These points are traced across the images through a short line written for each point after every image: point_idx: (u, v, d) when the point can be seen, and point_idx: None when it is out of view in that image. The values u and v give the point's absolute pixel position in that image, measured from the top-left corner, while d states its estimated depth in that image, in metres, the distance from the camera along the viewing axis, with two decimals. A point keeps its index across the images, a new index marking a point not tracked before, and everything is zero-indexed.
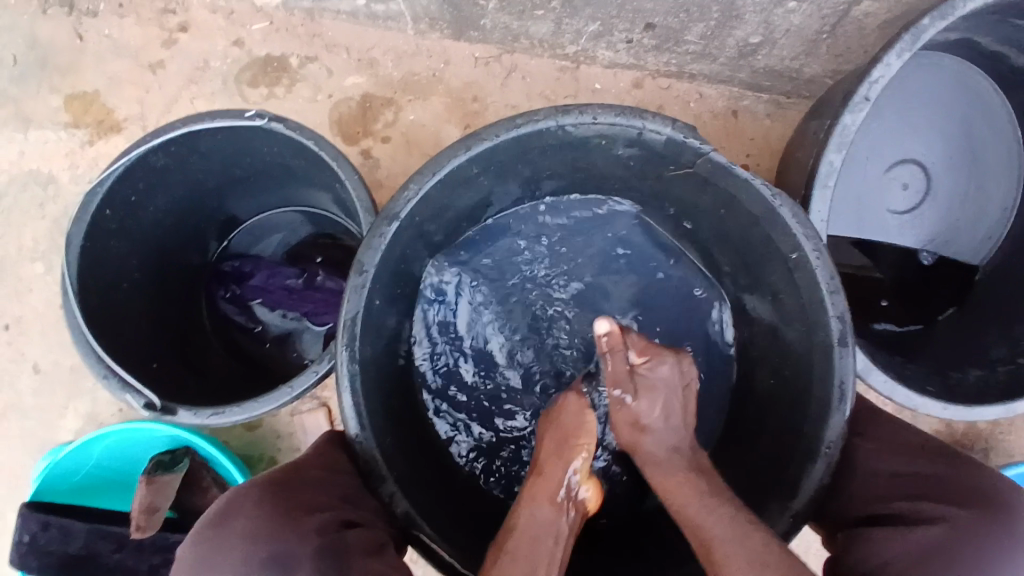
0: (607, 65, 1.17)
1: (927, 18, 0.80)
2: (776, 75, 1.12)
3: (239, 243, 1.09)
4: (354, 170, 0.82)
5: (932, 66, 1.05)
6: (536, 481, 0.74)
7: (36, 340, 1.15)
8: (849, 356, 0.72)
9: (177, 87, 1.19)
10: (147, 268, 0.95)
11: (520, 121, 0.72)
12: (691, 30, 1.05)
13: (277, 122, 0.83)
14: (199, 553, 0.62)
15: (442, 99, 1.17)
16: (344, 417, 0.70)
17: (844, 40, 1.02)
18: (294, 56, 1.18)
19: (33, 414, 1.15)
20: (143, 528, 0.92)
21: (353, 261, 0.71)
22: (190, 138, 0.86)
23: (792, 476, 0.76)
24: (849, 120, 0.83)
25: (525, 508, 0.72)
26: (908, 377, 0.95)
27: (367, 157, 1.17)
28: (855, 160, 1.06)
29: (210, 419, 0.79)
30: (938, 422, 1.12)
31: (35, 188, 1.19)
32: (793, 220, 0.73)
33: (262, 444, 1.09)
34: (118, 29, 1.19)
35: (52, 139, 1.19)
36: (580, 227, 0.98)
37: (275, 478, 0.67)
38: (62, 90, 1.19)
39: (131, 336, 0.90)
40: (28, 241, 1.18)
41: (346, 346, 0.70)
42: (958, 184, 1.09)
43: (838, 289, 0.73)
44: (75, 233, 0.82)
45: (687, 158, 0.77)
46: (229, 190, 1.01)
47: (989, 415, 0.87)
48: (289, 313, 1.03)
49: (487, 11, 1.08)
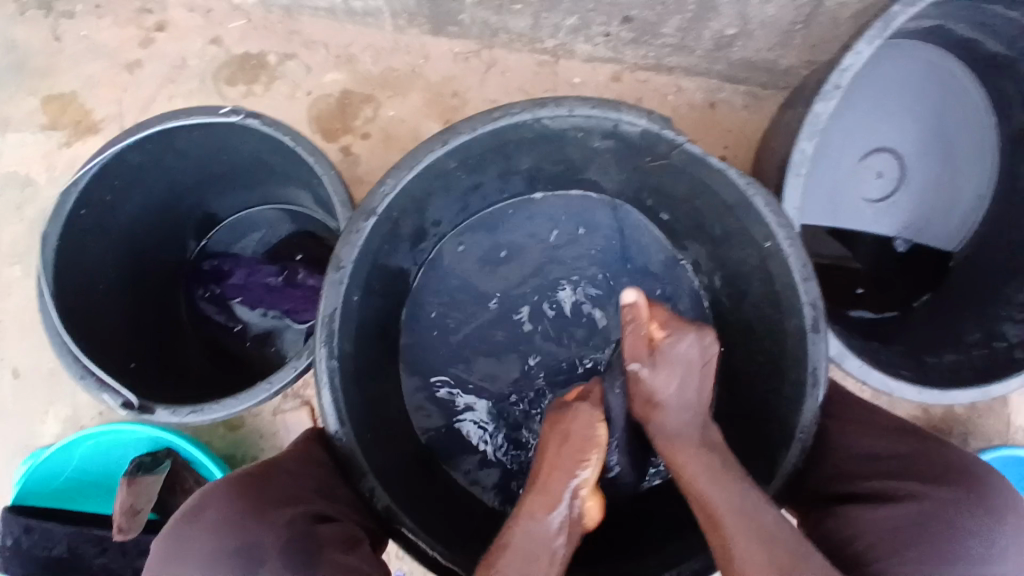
0: (586, 59, 1.18)
1: (897, 4, 0.81)
2: (752, 67, 1.13)
3: (218, 242, 1.08)
4: (331, 165, 0.82)
5: (903, 55, 1.06)
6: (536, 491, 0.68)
7: (16, 343, 1.15)
8: (822, 341, 0.72)
9: (155, 86, 1.18)
10: (124, 269, 0.95)
11: (496, 114, 0.72)
12: (668, 22, 1.06)
13: (253, 118, 0.82)
14: (174, 545, 0.63)
15: (422, 95, 1.17)
16: (322, 413, 0.70)
17: (819, 30, 1.03)
18: (272, 53, 1.17)
19: (13, 417, 1.14)
20: (124, 531, 0.90)
21: (330, 257, 0.72)
22: (165, 136, 0.86)
23: (770, 462, 0.77)
24: (821, 109, 0.84)
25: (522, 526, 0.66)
26: (885, 363, 0.96)
27: (348, 154, 1.17)
28: (830, 149, 1.06)
29: (190, 417, 0.79)
30: (917, 409, 1.13)
31: (12, 190, 1.18)
32: (767, 209, 0.74)
33: (244, 444, 1.08)
34: (94, 29, 1.19)
35: (29, 140, 1.18)
36: (561, 220, 0.98)
37: (249, 473, 0.67)
38: (38, 92, 1.18)
39: (109, 337, 0.90)
40: (6, 244, 1.17)
41: (325, 342, 0.71)
42: (931, 171, 1.11)
43: (811, 276, 0.73)
44: (50, 234, 0.82)
45: (662, 149, 0.78)
46: (206, 188, 1.01)
47: (963, 399, 0.88)
48: (269, 311, 1.03)
49: (464, 6, 1.09)
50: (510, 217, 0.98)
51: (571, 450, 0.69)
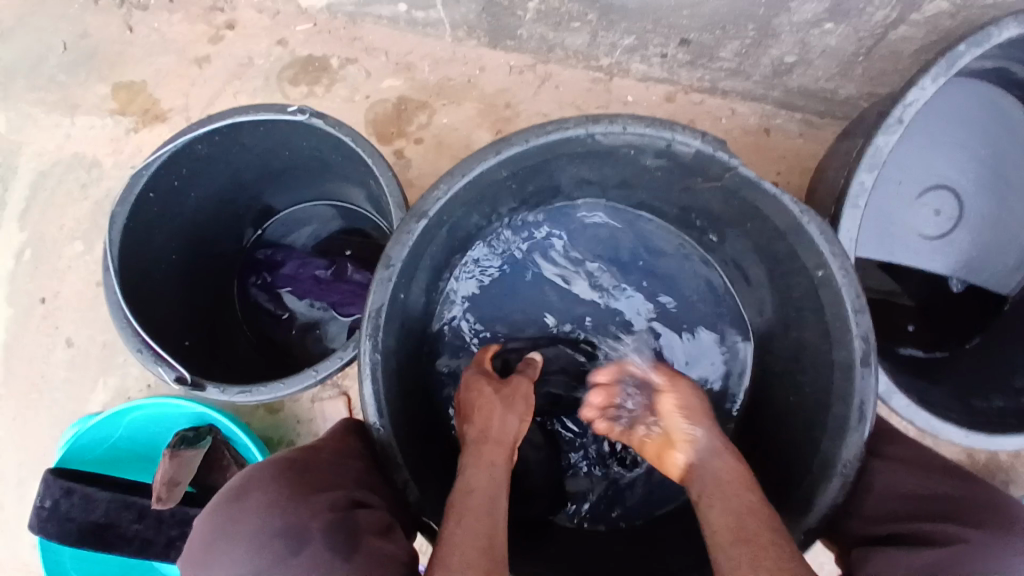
0: (639, 78, 1.19)
1: (963, 44, 0.80)
2: (810, 95, 1.12)
3: (273, 232, 1.12)
4: (388, 167, 0.84)
5: (969, 92, 1.04)
6: (484, 443, 0.71)
7: (71, 316, 1.20)
8: (871, 376, 0.71)
9: (221, 82, 1.23)
10: (184, 251, 0.98)
11: (551, 128, 0.73)
12: (726, 46, 1.06)
13: (318, 118, 0.85)
14: (215, 524, 0.64)
15: (476, 105, 1.19)
16: (363, 404, 0.71)
17: (880, 63, 1.02)
18: (335, 56, 1.21)
19: (63, 387, 1.19)
20: (163, 499, 0.95)
21: (381, 254, 0.73)
22: (234, 129, 0.89)
23: (808, 488, 0.76)
24: (882, 142, 0.83)
25: (475, 469, 0.68)
26: (932, 403, 0.94)
27: (400, 158, 1.19)
28: (886, 181, 1.06)
29: (237, 396, 0.81)
30: (960, 453, 1.10)
31: (79, 172, 1.24)
32: (821, 237, 0.73)
33: (282, 428, 1.11)
34: (168, 24, 1.24)
35: (99, 125, 1.24)
36: (607, 233, 0.99)
37: (292, 460, 0.68)
38: (111, 79, 1.24)
39: (164, 317, 0.93)
40: (70, 222, 1.22)
41: (371, 336, 0.72)
42: (993, 213, 1.08)
43: (863, 308, 0.72)
44: (119, 213, 0.85)
45: (715, 170, 0.77)
46: (266, 182, 1.04)
47: (1011, 445, 0.85)
48: (316, 303, 1.05)
49: (524, 22, 1.11)
50: (556, 227, 0.98)
51: (506, 395, 0.77)
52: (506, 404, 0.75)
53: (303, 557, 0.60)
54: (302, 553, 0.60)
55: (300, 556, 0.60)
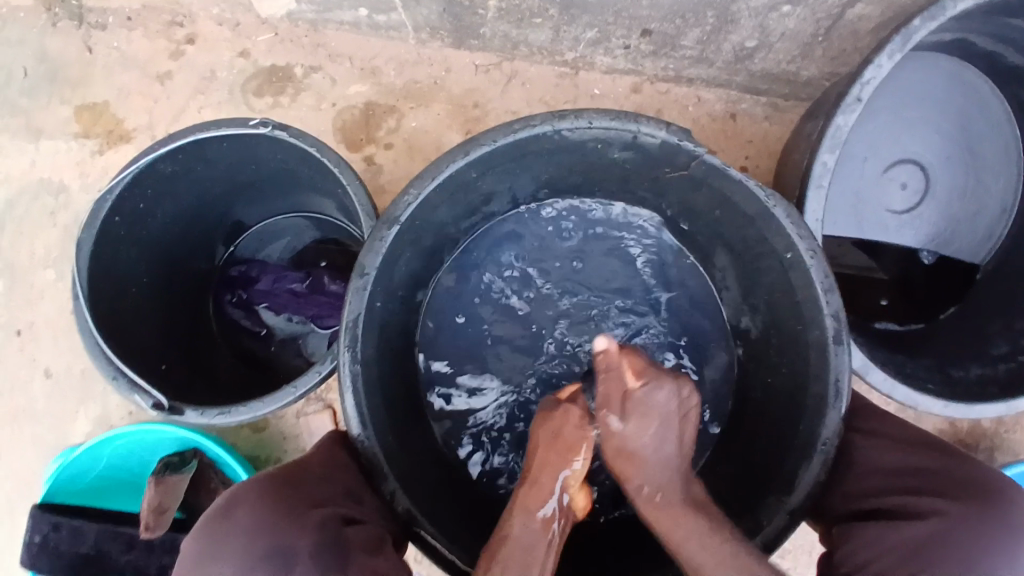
0: (605, 71, 1.19)
1: (919, 19, 0.81)
2: (773, 78, 1.13)
3: (246, 247, 1.11)
4: (356, 176, 0.84)
5: (924, 65, 1.06)
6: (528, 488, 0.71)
7: (48, 344, 1.18)
8: (845, 353, 0.73)
9: (185, 97, 1.21)
10: (156, 274, 0.97)
11: (517, 126, 0.74)
12: (687, 35, 1.07)
13: (281, 130, 0.85)
14: (205, 545, 0.65)
15: (444, 106, 1.19)
16: (346, 417, 0.72)
17: (840, 42, 1.03)
18: (298, 66, 1.20)
19: (44, 416, 1.17)
20: (151, 528, 0.94)
21: (355, 263, 0.73)
22: (198, 146, 0.89)
23: (790, 470, 0.77)
24: (842, 121, 0.84)
25: (517, 520, 0.70)
26: (909, 375, 0.95)
27: (371, 164, 1.19)
28: (852, 159, 1.07)
29: (217, 418, 0.81)
30: (942, 422, 1.12)
31: (47, 197, 1.22)
32: (787, 220, 0.74)
33: (268, 446, 1.11)
34: (127, 42, 1.23)
35: (63, 148, 1.22)
36: (579, 229, 0.99)
37: (278, 477, 0.68)
38: (72, 102, 1.22)
39: (140, 342, 0.93)
40: (40, 248, 1.21)
41: (349, 347, 0.72)
42: (957, 183, 1.10)
43: (832, 287, 0.73)
44: (85, 239, 0.84)
45: (682, 160, 0.78)
46: (235, 197, 1.04)
47: (989, 413, 0.87)
48: (293, 318, 1.06)
49: (487, 20, 1.11)
50: (530, 225, 0.99)
51: (560, 450, 0.72)
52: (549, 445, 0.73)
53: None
54: (293, 571, 0.61)
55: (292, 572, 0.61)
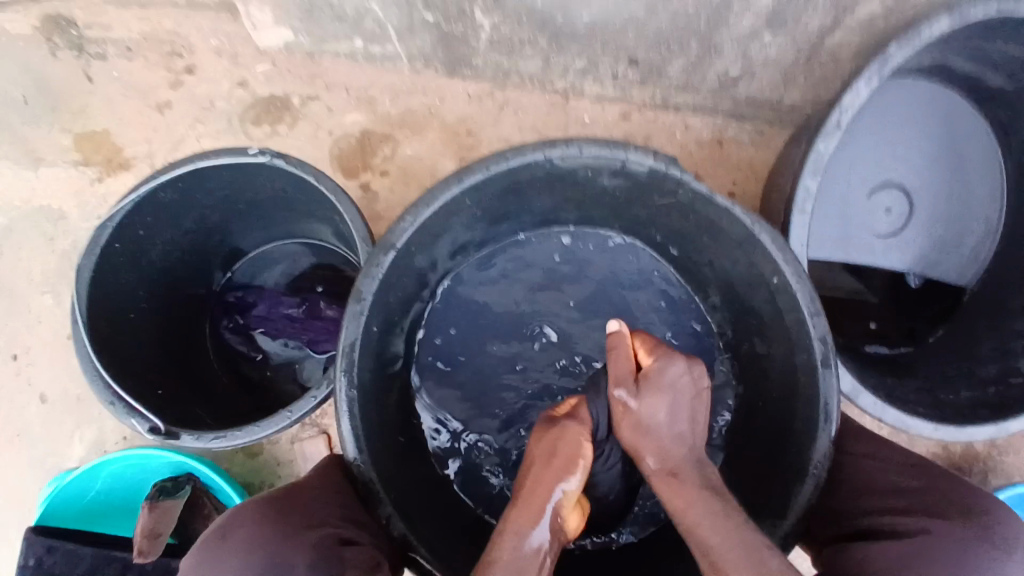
0: (595, 98, 1.22)
1: (894, 46, 0.85)
2: (758, 105, 1.17)
3: (242, 274, 1.13)
4: (352, 203, 0.86)
5: (904, 92, 1.09)
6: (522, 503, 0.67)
7: (44, 369, 1.19)
8: (833, 375, 0.74)
9: (184, 126, 1.24)
10: (154, 300, 0.98)
11: (510, 155, 0.76)
12: (674, 64, 1.10)
13: (280, 159, 0.87)
14: (206, 564, 0.66)
15: (438, 134, 1.22)
16: (343, 441, 0.72)
17: (821, 69, 1.06)
18: (295, 95, 1.23)
19: (39, 442, 1.17)
20: (145, 552, 0.94)
21: (351, 289, 0.75)
22: (197, 174, 0.91)
23: (783, 494, 0.78)
24: (823, 147, 0.87)
25: (509, 536, 0.65)
26: (898, 396, 0.97)
27: (367, 191, 1.21)
28: (839, 182, 1.09)
29: (214, 442, 0.82)
30: (933, 444, 1.13)
31: (45, 224, 1.23)
32: (772, 245, 0.76)
33: (262, 470, 1.11)
34: (128, 71, 1.25)
35: (63, 175, 1.24)
36: (571, 254, 1.01)
37: (278, 499, 0.69)
38: (73, 130, 1.24)
39: (137, 369, 0.93)
40: (38, 274, 1.22)
41: (346, 373, 0.73)
42: (941, 206, 1.13)
43: (818, 311, 0.75)
44: (85, 265, 0.86)
45: (669, 186, 0.81)
46: (233, 224, 1.05)
47: (980, 435, 0.88)
48: (290, 342, 1.08)
49: (479, 50, 1.14)
50: (524, 252, 1.01)
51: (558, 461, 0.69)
52: (654, 427, 0.69)
53: None
54: None
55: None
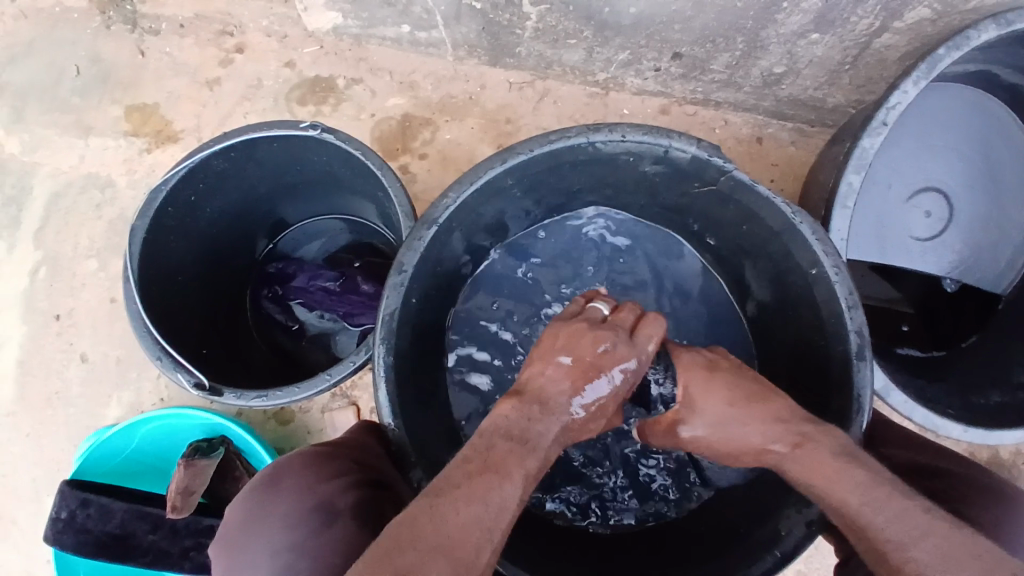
0: (634, 92, 1.23)
1: (942, 48, 0.84)
2: (799, 104, 1.16)
3: (284, 245, 1.16)
4: (397, 179, 0.88)
5: (948, 95, 1.08)
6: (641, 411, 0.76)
7: (86, 331, 1.23)
8: (867, 369, 0.73)
9: (231, 103, 1.27)
10: (198, 265, 1.01)
11: (554, 137, 0.77)
12: (716, 59, 1.10)
13: (329, 133, 0.89)
14: (252, 507, 0.69)
15: (477, 121, 1.24)
16: (378, 407, 0.73)
17: (866, 70, 1.06)
18: (340, 77, 1.26)
19: (77, 401, 1.21)
20: (179, 508, 0.97)
21: (393, 261, 0.76)
22: (249, 145, 0.93)
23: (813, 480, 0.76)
24: (868, 143, 0.87)
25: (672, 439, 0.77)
26: (929, 399, 0.96)
27: (406, 173, 1.24)
28: (877, 183, 1.09)
29: (255, 400, 0.84)
30: (961, 451, 1.12)
31: (93, 191, 1.28)
32: (812, 236, 0.77)
33: (292, 439, 1.14)
34: (179, 48, 1.29)
35: (113, 145, 1.28)
36: (606, 238, 1.03)
37: (318, 450, 0.73)
38: (123, 102, 1.29)
39: (182, 330, 0.97)
40: (85, 240, 1.26)
41: (383, 340, 0.74)
42: (982, 210, 1.11)
43: (856, 303, 0.75)
44: (139, 227, 0.89)
45: (711, 175, 0.81)
46: (279, 197, 1.08)
47: (1009, 438, 0.87)
48: (326, 314, 1.09)
49: (523, 40, 1.15)
50: (562, 233, 1.03)
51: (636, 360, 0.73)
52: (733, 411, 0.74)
53: (336, 526, 0.65)
54: (336, 522, 0.65)
55: (332, 527, 0.65)
